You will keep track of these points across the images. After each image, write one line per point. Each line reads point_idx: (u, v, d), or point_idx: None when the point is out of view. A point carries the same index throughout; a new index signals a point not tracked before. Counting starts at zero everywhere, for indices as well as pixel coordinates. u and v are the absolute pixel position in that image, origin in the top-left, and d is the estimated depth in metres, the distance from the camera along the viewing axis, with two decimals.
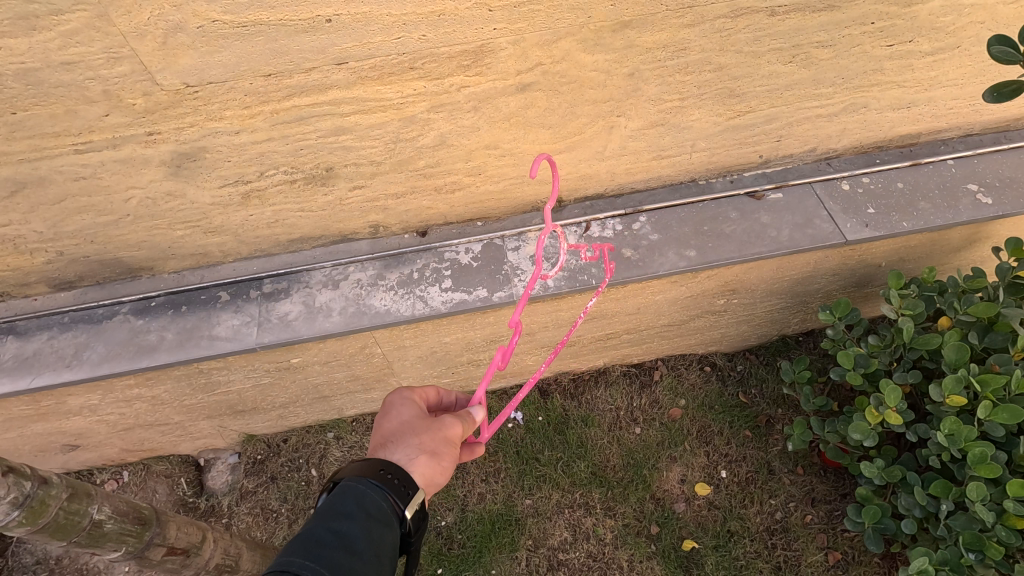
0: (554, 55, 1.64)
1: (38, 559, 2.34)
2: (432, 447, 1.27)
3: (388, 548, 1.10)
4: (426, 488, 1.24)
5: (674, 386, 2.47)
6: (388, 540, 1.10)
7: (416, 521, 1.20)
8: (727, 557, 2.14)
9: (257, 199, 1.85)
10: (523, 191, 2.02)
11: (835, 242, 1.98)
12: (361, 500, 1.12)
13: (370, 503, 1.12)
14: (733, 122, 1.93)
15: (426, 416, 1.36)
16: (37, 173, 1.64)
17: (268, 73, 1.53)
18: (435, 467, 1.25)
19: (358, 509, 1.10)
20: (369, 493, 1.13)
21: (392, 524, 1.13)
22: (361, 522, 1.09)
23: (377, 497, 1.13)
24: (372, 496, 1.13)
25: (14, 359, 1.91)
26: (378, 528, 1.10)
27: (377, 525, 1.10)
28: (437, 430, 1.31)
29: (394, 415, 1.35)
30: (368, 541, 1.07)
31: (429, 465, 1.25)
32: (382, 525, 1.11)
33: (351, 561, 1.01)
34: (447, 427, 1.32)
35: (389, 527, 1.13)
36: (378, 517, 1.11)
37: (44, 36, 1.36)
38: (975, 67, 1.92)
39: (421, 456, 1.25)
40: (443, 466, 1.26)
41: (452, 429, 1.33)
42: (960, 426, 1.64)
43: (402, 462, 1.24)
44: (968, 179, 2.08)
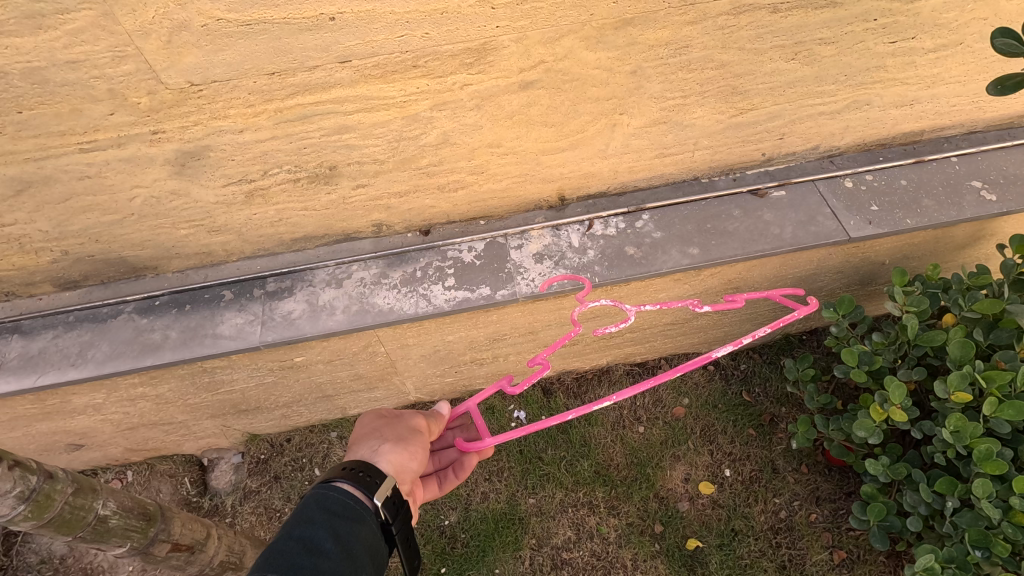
0: (557, 53, 1.65)
1: (42, 558, 2.34)
2: (397, 436, 1.44)
3: (359, 539, 1.14)
4: (398, 473, 1.37)
5: (677, 385, 2.47)
6: (359, 534, 1.15)
7: (393, 509, 1.27)
8: (731, 556, 2.13)
9: (261, 198, 1.86)
10: (525, 189, 2.03)
11: (838, 240, 1.97)
12: (324, 501, 1.17)
13: (333, 502, 1.18)
14: (736, 120, 1.93)
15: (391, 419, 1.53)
16: (43, 173, 1.65)
17: (271, 72, 1.53)
18: (402, 451, 1.41)
19: (322, 511, 1.15)
20: (332, 494, 1.19)
21: (362, 518, 1.18)
22: (326, 521, 1.13)
23: (340, 496, 1.19)
24: (335, 496, 1.19)
25: (20, 358, 1.92)
26: (345, 523, 1.15)
27: (344, 521, 1.15)
28: (400, 424, 1.49)
29: (361, 425, 1.52)
30: (335, 537, 1.11)
31: (396, 450, 1.40)
32: (350, 519, 1.16)
33: (320, 560, 1.05)
34: (410, 420, 1.51)
35: (360, 520, 1.18)
36: (344, 513, 1.17)
37: (50, 35, 1.37)
38: (979, 64, 1.92)
39: (387, 444, 1.41)
40: (410, 450, 1.42)
41: (414, 421, 1.52)
42: (966, 422, 1.63)
43: (367, 454, 1.38)
44: (972, 176, 2.08)
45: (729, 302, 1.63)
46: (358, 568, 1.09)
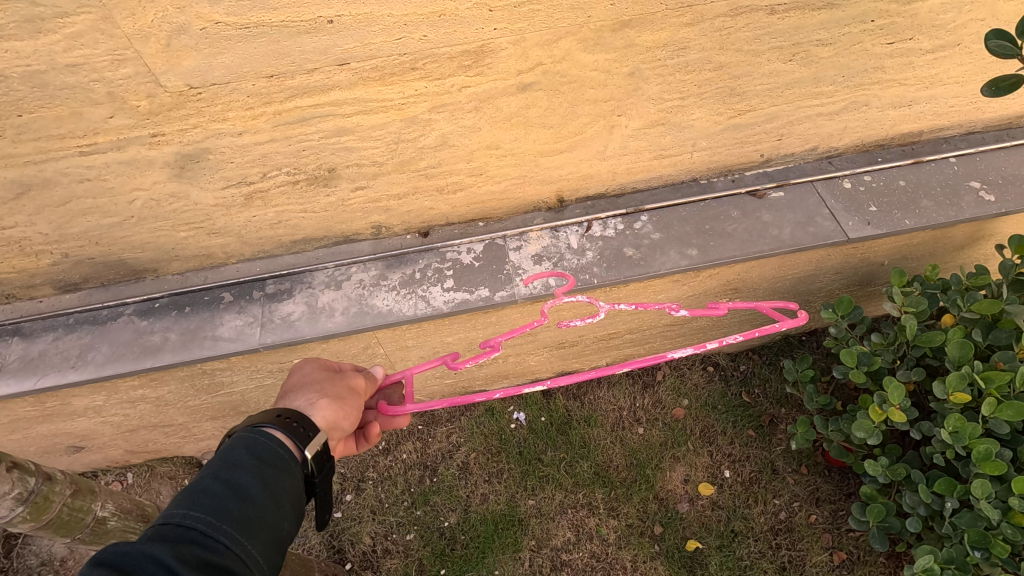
0: (555, 55, 1.65)
1: (42, 560, 2.34)
2: (335, 393, 1.33)
3: (285, 489, 1.10)
4: (329, 431, 1.28)
5: (677, 386, 2.47)
6: (287, 484, 1.11)
7: (323, 460, 1.21)
8: (731, 558, 2.13)
9: (260, 200, 1.86)
10: (524, 191, 2.03)
11: (837, 241, 1.97)
12: (255, 447, 1.11)
13: (262, 448, 1.12)
14: (734, 121, 1.94)
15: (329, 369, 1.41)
16: (43, 175, 1.66)
17: (270, 74, 1.54)
18: (338, 410, 1.31)
19: (248, 457, 1.10)
20: (263, 439, 1.13)
21: (292, 468, 1.13)
22: (253, 469, 1.08)
23: (271, 443, 1.13)
24: (267, 442, 1.13)
25: (20, 361, 1.93)
26: (273, 471, 1.10)
27: (272, 470, 1.10)
28: (341, 380, 1.38)
29: (295, 370, 1.39)
30: (260, 487, 1.07)
31: (332, 407, 1.30)
32: (279, 469, 1.11)
33: (244, 507, 1.03)
34: (352, 379, 1.40)
35: (289, 470, 1.13)
36: (273, 461, 1.11)
37: (50, 38, 1.38)
38: (977, 64, 1.92)
39: (324, 400, 1.30)
40: (346, 410, 1.32)
41: (356, 380, 1.40)
42: (964, 423, 1.63)
43: (302, 406, 1.28)
44: (971, 176, 2.08)
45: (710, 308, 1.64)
46: (282, 517, 1.07)
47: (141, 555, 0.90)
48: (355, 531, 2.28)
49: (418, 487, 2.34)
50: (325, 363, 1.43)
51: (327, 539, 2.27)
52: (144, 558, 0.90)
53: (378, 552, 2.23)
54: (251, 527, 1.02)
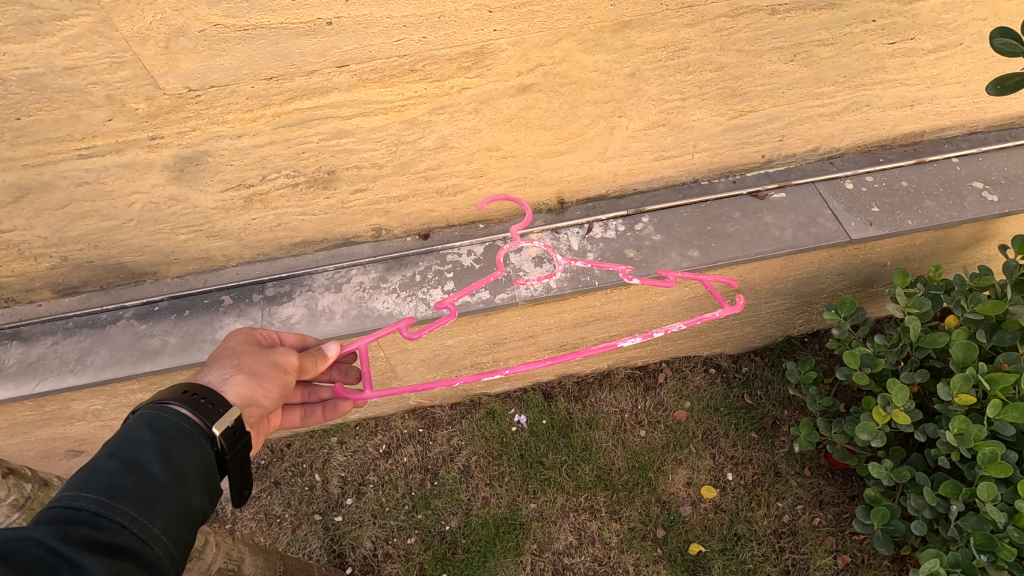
0: (555, 56, 1.64)
1: None
2: (253, 369, 1.28)
3: (192, 464, 1.05)
4: (244, 407, 1.24)
5: (678, 388, 2.46)
6: (195, 459, 1.06)
7: (235, 437, 1.14)
8: (734, 561, 2.11)
9: (260, 203, 1.85)
10: (525, 193, 2.02)
11: (839, 241, 1.96)
12: (157, 423, 1.06)
13: (165, 424, 1.06)
14: (735, 122, 1.93)
15: (257, 345, 1.37)
16: (42, 179, 1.65)
17: (269, 77, 1.53)
18: (255, 386, 1.27)
19: (150, 433, 1.04)
20: (165, 415, 1.07)
21: (200, 443, 1.08)
22: (154, 444, 1.03)
23: (175, 418, 1.07)
24: (170, 418, 1.07)
25: (19, 365, 1.92)
26: (177, 447, 1.05)
27: (177, 445, 1.05)
28: (265, 355, 1.33)
29: (225, 343, 1.37)
30: (163, 462, 1.01)
31: (249, 383, 1.26)
32: (184, 443, 1.06)
33: (142, 484, 0.98)
34: (278, 355, 1.34)
35: (197, 445, 1.07)
36: (178, 436, 1.06)
37: (48, 41, 1.38)
38: (978, 64, 1.91)
39: (239, 375, 1.26)
40: (263, 387, 1.27)
41: (282, 357, 1.34)
42: (969, 425, 1.61)
43: (215, 381, 1.24)
44: (974, 176, 2.07)
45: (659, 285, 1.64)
46: (187, 492, 1.02)
47: (23, 539, 0.84)
48: (356, 535, 2.26)
49: (419, 490, 2.33)
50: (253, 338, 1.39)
51: (327, 543, 2.26)
52: (25, 543, 0.84)
53: (379, 557, 2.22)
54: (151, 503, 0.97)
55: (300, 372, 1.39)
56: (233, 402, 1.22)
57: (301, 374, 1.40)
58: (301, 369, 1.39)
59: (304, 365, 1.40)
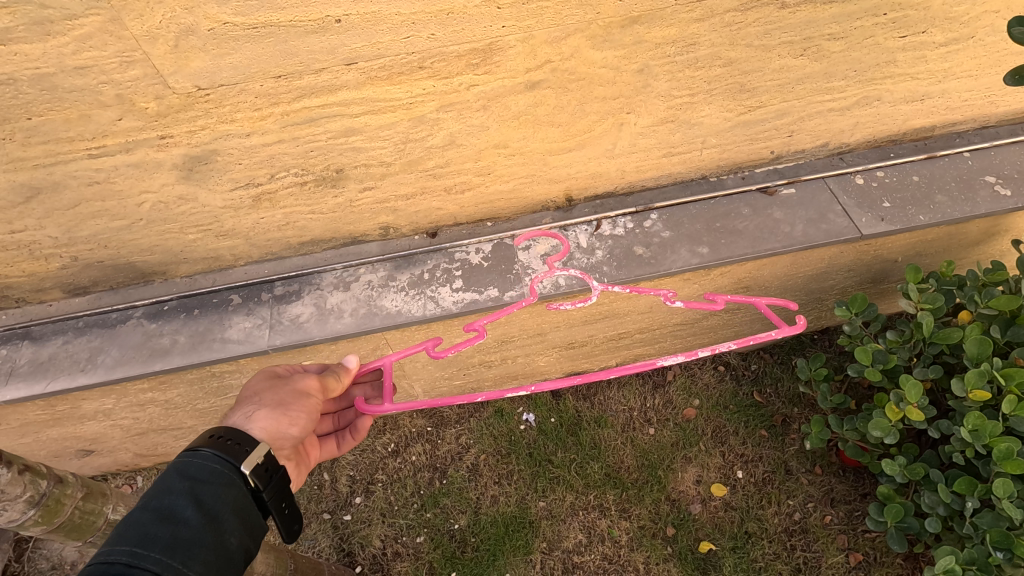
0: (563, 52, 1.64)
1: (54, 564, 2.32)
2: (276, 401, 1.36)
3: (225, 504, 1.09)
4: (275, 439, 1.32)
5: (687, 386, 2.44)
6: (227, 498, 1.10)
7: (267, 475, 1.18)
8: (745, 559, 2.10)
9: (268, 202, 1.86)
10: (532, 190, 2.02)
11: (850, 237, 1.94)
12: (186, 469, 1.10)
13: (195, 469, 1.11)
14: (744, 118, 1.92)
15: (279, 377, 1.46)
16: (52, 178, 1.66)
17: (278, 75, 1.54)
18: (281, 416, 1.34)
19: (181, 480, 1.08)
20: (195, 460, 1.12)
21: (232, 482, 1.12)
22: (185, 490, 1.07)
23: (203, 463, 1.12)
24: (199, 463, 1.12)
25: (30, 364, 1.93)
26: (209, 489, 1.09)
27: (208, 487, 1.09)
28: (285, 385, 1.40)
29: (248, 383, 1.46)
30: (196, 506, 1.05)
31: (273, 416, 1.33)
32: (215, 484, 1.10)
33: (176, 530, 1.01)
34: (298, 382, 1.42)
35: (228, 484, 1.11)
36: (208, 479, 1.10)
37: (58, 41, 1.38)
38: (990, 58, 1.89)
39: (264, 411, 1.34)
40: (289, 416, 1.35)
41: (303, 383, 1.42)
42: (984, 421, 1.60)
43: (242, 421, 1.31)
44: (986, 171, 2.04)
45: (708, 301, 1.63)
46: (222, 533, 1.06)
47: None
48: (365, 534, 2.27)
49: (428, 489, 2.33)
50: (272, 372, 1.46)
51: (337, 542, 2.26)
52: None
53: (388, 555, 2.22)
54: (185, 548, 1.00)
55: (325, 393, 1.46)
56: (261, 437, 1.29)
57: (328, 393, 1.47)
58: (326, 389, 1.45)
59: (329, 384, 1.46)
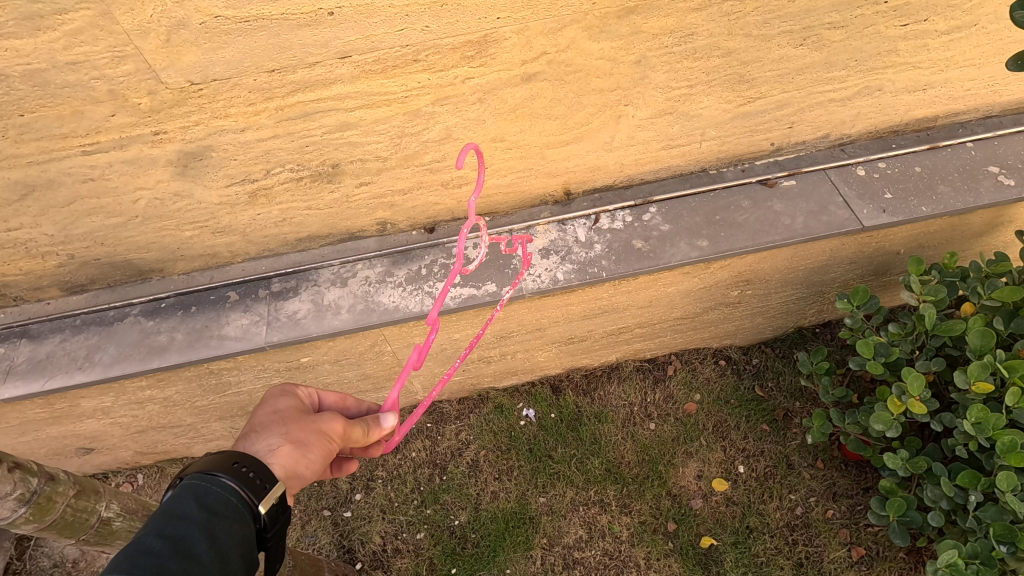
0: (560, 44, 1.62)
1: (56, 562, 2.32)
2: (298, 438, 1.25)
3: (235, 543, 1.02)
4: (289, 480, 1.20)
5: (689, 381, 2.43)
6: (237, 537, 1.03)
7: (276, 514, 1.12)
8: (747, 554, 2.08)
9: (264, 198, 1.85)
10: (531, 184, 2.00)
11: (852, 229, 1.92)
12: (205, 497, 1.04)
13: (212, 498, 1.04)
14: (743, 109, 1.90)
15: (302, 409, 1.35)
16: (47, 175, 1.65)
17: (272, 69, 1.52)
18: (300, 457, 1.23)
19: (197, 509, 1.01)
20: (213, 488, 1.05)
21: (243, 518, 1.06)
22: (200, 521, 1.00)
23: (222, 492, 1.05)
24: (217, 492, 1.05)
25: (28, 363, 1.93)
26: (222, 524, 1.02)
27: (221, 522, 1.02)
28: (310, 421, 1.29)
29: (268, 406, 1.35)
30: (210, 542, 0.98)
31: (291, 453, 1.22)
32: (230, 519, 1.04)
33: (187, 568, 0.93)
34: (324, 422, 1.30)
35: (240, 520, 1.05)
36: (224, 512, 1.03)
37: (49, 36, 1.37)
38: (993, 46, 1.87)
39: (284, 446, 1.23)
40: (307, 457, 1.24)
41: (328, 424, 1.30)
42: (987, 414, 1.58)
43: (261, 452, 1.21)
44: (989, 161, 2.02)
45: None
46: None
47: None
48: (365, 531, 2.26)
49: (428, 485, 2.33)
50: (295, 403, 1.35)
51: (337, 539, 2.26)
52: None
53: (388, 552, 2.22)
54: None
55: (347, 440, 1.34)
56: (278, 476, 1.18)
57: (348, 441, 1.35)
58: (348, 435, 1.34)
59: (352, 432, 1.35)
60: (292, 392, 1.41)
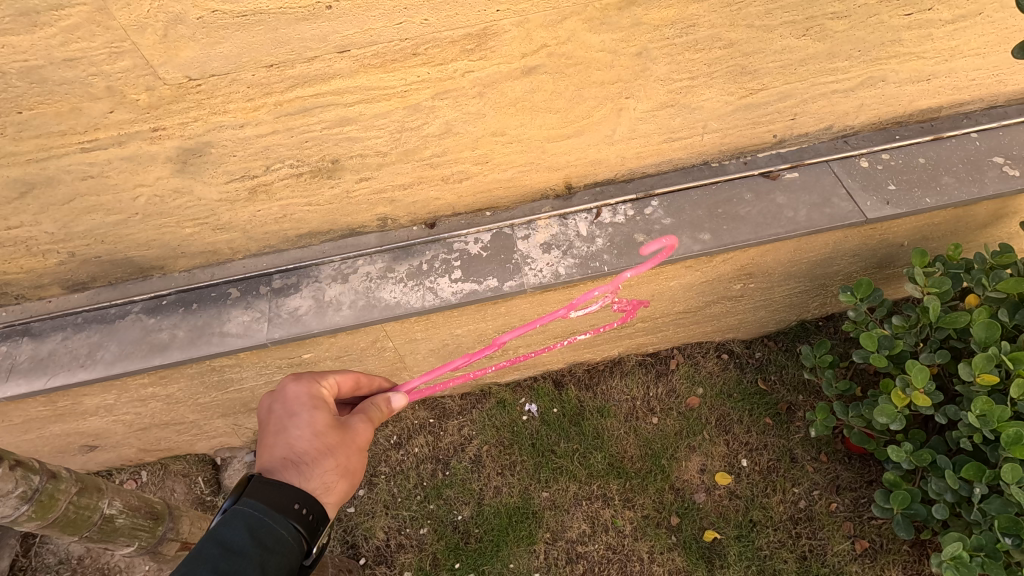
0: (560, 36, 1.61)
1: (60, 558, 2.33)
2: (347, 466, 1.24)
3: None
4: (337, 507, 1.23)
5: (691, 375, 2.42)
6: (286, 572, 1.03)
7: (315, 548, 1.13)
8: (750, 547, 2.08)
9: (264, 194, 1.84)
10: (531, 178, 1.99)
11: (855, 221, 1.90)
12: (259, 531, 1.02)
13: (266, 533, 1.03)
14: (745, 101, 1.88)
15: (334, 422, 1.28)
16: (46, 173, 1.65)
17: (270, 64, 1.51)
18: (347, 483, 1.25)
19: (252, 544, 1.00)
20: (268, 523, 1.04)
21: (292, 554, 1.05)
22: (254, 556, 0.99)
23: (276, 528, 1.05)
24: (270, 526, 1.04)
25: (30, 361, 1.93)
26: (275, 560, 1.01)
27: (274, 558, 1.02)
28: (355, 447, 1.28)
29: (301, 423, 1.24)
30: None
31: (343, 485, 1.24)
32: (281, 556, 1.03)
33: None
34: (362, 439, 1.32)
35: (289, 557, 1.04)
36: (278, 550, 1.03)
37: (46, 32, 1.36)
38: (998, 35, 1.85)
39: (338, 480, 1.22)
40: (353, 483, 1.27)
41: (365, 438, 1.32)
42: (992, 406, 1.57)
43: (319, 489, 1.18)
44: (994, 151, 2.00)
45: None
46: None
47: None
48: (368, 526, 2.27)
49: (431, 481, 2.33)
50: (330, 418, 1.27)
51: (340, 534, 2.27)
52: None
53: (392, 547, 2.23)
54: None
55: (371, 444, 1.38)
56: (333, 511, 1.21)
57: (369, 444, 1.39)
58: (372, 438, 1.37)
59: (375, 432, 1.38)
60: (316, 396, 1.30)
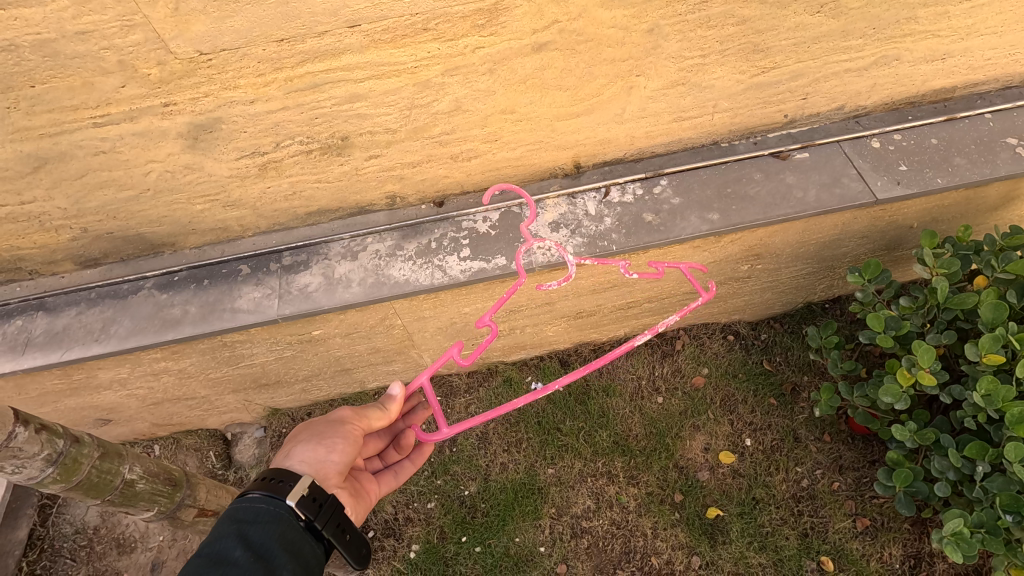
0: (571, 12, 1.59)
1: (77, 528, 2.40)
2: (313, 434, 1.44)
3: (273, 539, 1.13)
4: (318, 470, 1.38)
5: (697, 355, 2.44)
6: (275, 533, 1.14)
7: (318, 505, 1.23)
8: (753, 524, 2.11)
9: (274, 170, 1.84)
10: (540, 157, 1.99)
11: (865, 202, 1.90)
12: (237, 513, 1.16)
13: (243, 511, 1.16)
14: (757, 80, 1.87)
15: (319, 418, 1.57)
16: (59, 148, 1.66)
17: (280, 39, 1.51)
18: (318, 447, 1.41)
19: (231, 524, 1.13)
20: (242, 505, 1.17)
21: (279, 518, 1.17)
22: (234, 531, 1.12)
23: (250, 505, 1.18)
24: (247, 505, 1.17)
25: (45, 335, 1.96)
26: (255, 527, 1.13)
27: (255, 526, 1.14)
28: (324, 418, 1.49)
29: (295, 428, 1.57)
30: (246, 545, 1.09)
31: (311, 448, 1.41)
32: (262, 522, 1.15)
33: (228, 569, 1.03)
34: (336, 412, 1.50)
35: (277, 520, 1.16)
36: (255, 519, 1.15)
37: (58, 5, 1.37)
38: (1016, 13, 1.82)
39: (305, 447, 1.42)
40: (326, 444, 1.42)
41: (342, 412, 1.50)
42: (997, 385, 1.58)
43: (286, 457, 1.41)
44: (1008, 132, 1.98)
45: None
46: (274, 567, 1.08)
47: None
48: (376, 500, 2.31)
49: (438, 456, 2.36)
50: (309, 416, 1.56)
51: None
52: None
53: (400, 520, 2.27)
54: None
55: (365, 419, 1.49)
56: (302, 467, 1.37)
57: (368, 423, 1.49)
58: (363, 416, 1.49)
59: (368, 415, 1.49)
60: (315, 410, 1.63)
